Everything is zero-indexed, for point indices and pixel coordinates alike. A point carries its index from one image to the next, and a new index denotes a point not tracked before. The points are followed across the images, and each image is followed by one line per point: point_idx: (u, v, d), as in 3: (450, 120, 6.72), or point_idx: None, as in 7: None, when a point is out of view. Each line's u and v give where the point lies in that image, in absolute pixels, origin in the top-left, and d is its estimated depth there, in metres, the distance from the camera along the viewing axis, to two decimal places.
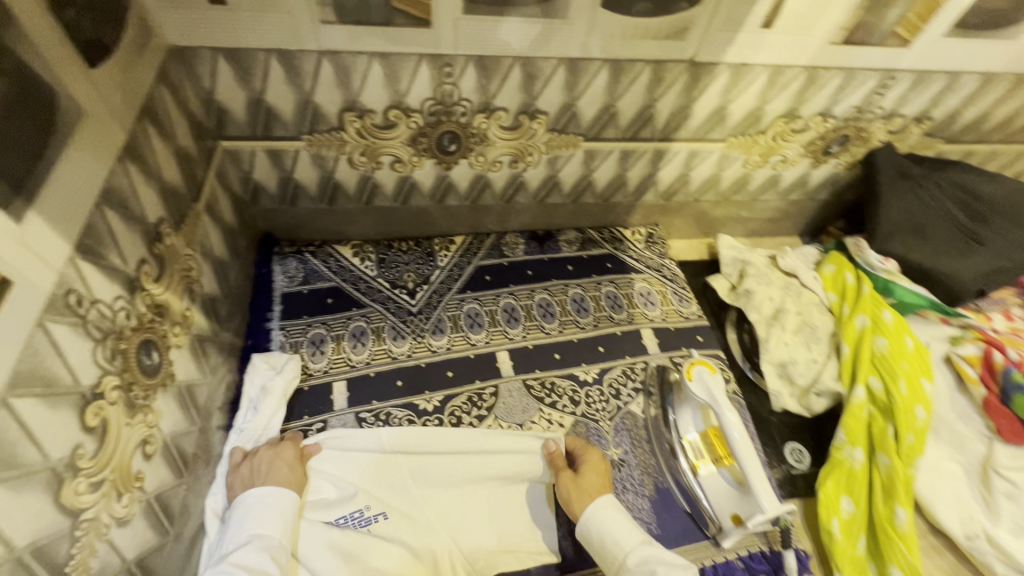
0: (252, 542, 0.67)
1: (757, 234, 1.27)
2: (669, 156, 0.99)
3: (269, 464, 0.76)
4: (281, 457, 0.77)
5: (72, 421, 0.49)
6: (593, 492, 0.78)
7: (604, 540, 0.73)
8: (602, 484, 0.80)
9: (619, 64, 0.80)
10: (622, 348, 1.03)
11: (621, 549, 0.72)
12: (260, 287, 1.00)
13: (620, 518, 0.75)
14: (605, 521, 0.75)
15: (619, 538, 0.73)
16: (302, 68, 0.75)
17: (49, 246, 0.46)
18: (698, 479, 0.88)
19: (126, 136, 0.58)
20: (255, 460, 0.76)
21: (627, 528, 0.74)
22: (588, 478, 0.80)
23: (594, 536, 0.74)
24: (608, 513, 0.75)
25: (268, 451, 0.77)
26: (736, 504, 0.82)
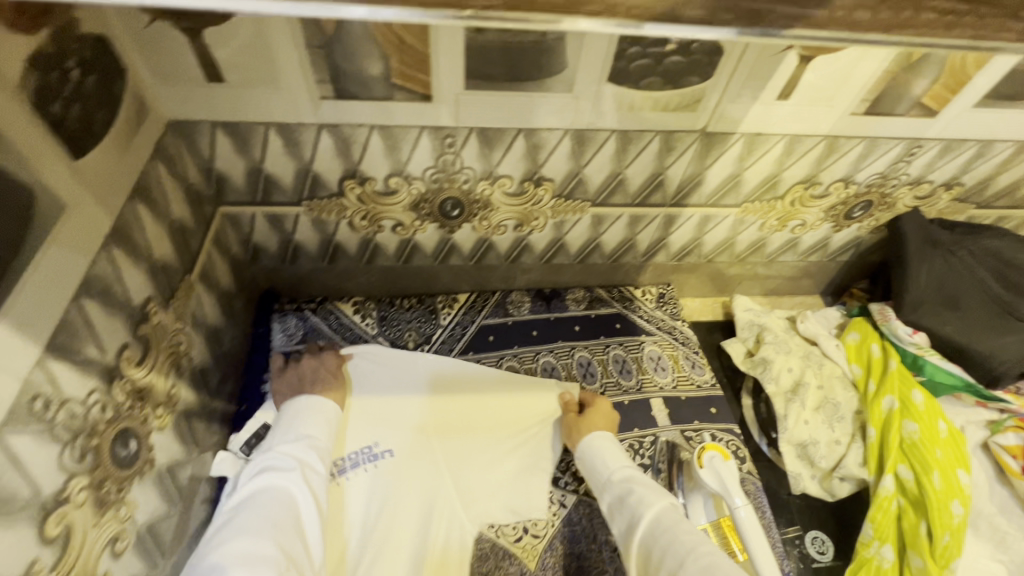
0: (301, 439, 0.75)
1: (776, 293, 1.21)
2: (680, 220, 0.96)
3: (316, 375, 0.85)
4: (327, 366, 0.88)
5: (29, 536, 0.46)
6: (592, 424, 0.85)
7: (596, 463, 0.78)
8: (604, 423, 0.86)
9: (628, 134, 0.78)
10: (629, 419, 0.97)
11: (606, 470, 0.76)
12: (258, 346, 0.98)
13: (614, 444, 0.81)
14: (600, 446, 0.80)
15: (609, 461, 0.77)
16: (302, 140, 0.74)
17: (14, 354, 0.44)
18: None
19: (112, 221, 0.57)
20: (303, 372, 0.85)
21: (620, 456, 0.78)
22: (592, 416, 0.87)
23: (589, 462, 0.80)
24: (602, 441, 0.81)
25: (311, 364, 0.87)
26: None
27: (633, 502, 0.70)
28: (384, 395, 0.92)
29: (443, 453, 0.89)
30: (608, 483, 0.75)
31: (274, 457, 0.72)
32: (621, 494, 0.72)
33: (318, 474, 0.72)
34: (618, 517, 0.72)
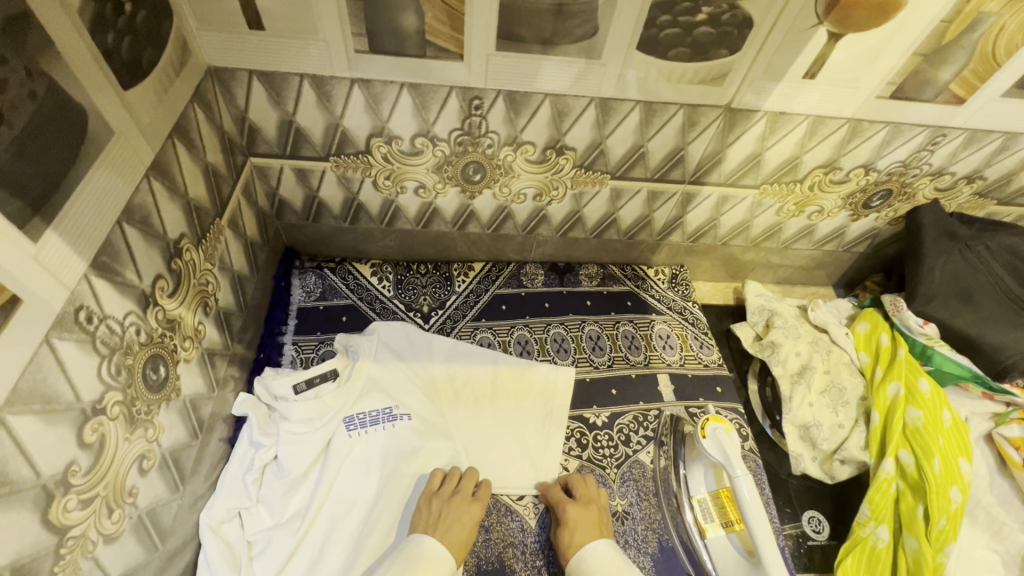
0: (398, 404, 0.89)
1: (787, 282, 1.22)
2: (698, 200, 0.97)
3: (454, 515, 0.78)
4: (467, 511, 0.79)
5: (69, 437, 0.49)
6: (582, 537, 0.76)
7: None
8: (587, 528, 0.78)
9: (652, 106, 0.79)
10: (635, 393, 0.99)
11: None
12: (278, 300, 1.01)
13: (603, 557, 0.74)
14: (590, 561, 0.73)
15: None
16: (333, 94, 0.76)
17: (65, 264, 0.47)
18: (704, 542, 0.85)
19: (153, 154, 0.60)
20: (448, 504, 0.78)
21: (616, 572, 0.72)
22: (567, 532, 0.77)
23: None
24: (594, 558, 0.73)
25: (457, 504, 0.79)
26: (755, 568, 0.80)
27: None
28: (406, 356, 0.96)
29: (456, 418, 0.92)
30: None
31: (372, 412, 0.88)
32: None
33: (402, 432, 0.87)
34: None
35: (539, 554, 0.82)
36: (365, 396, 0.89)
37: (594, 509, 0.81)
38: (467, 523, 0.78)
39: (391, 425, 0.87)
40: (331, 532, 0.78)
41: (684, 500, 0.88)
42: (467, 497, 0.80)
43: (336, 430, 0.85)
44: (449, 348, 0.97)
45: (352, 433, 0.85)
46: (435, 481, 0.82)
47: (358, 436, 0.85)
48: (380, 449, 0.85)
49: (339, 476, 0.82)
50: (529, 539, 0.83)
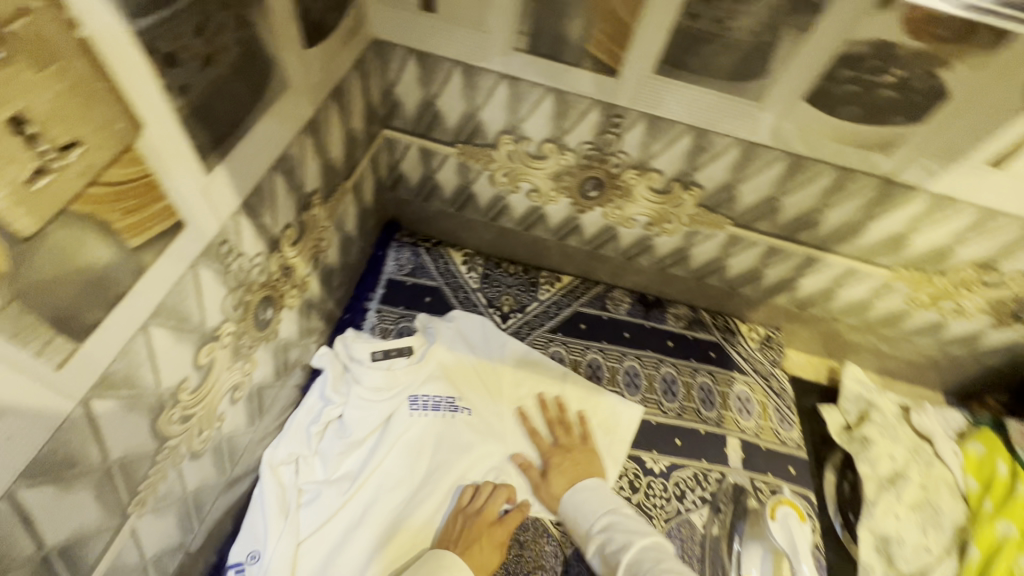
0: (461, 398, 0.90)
1: (891, 374, 1.10)
2: (820, 267, 0.90)
3: (473, 536, 0.76)
4: (487, 534, 0.76)
5: (188, 356, 0.52)
6: (574, 478, 0.83)
7: (578, 513, 0.78)
8: (574, 469, 0.84)
9: (801, 161, 0.73)
10: (700, 449, 0.94)
11: (587, 519, 0.77)
12: (372, 267, 1.05)
13: (592, 492, 0.81)
14: (580, 500, 0.79)
15: (596, 505, 0.78)
16: (479, 84, 0.77)
17: (224, 199, 0.50)
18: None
19: (311, 112, 0.63)
20: (470, 523, 0.77)
21: (607, 501, 0.79)
22: (557, 478, 0.84)
23: (572, 514, 0.79)
24: (585, 496, 0.80)
25: (478, 526, 0.77)
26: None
27: (618, 552, 0.71)
28: (477, 351, 0.97)
29: (514, 424, 0.91)
30: (594, 528, 0.76)
31: (435, 398, 0.89)
32: (603, 542, 0.73)
33: (458, 426, 0.88)
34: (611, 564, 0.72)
35: None
36: (433, 380, 0.91)
37: (575, 451, 0.87)
38: (491, 547, 0.75)
39: (450, 416, 0.88)
40: (375, 502, 0.80)
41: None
42: (487, 521, 0.78)
43: (400, 406, 0.87)
44: (519, 355, 0.98)
45: (413, 413, 0.87)
46: (465, 496, 0.81)
47: (418, 418, 0.87)
48: (435, 436, 0.86)
49: (392, 451, 0.84)
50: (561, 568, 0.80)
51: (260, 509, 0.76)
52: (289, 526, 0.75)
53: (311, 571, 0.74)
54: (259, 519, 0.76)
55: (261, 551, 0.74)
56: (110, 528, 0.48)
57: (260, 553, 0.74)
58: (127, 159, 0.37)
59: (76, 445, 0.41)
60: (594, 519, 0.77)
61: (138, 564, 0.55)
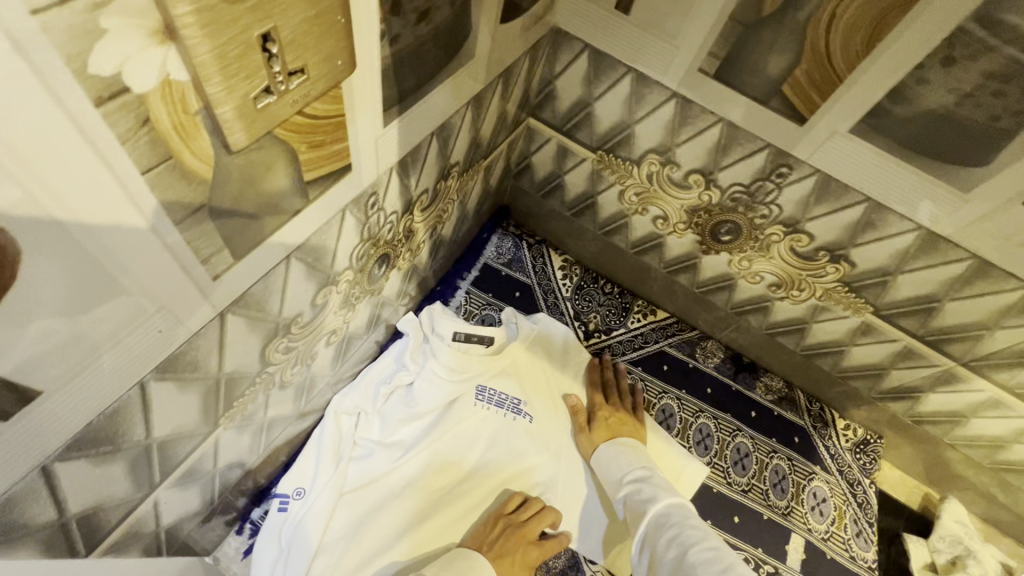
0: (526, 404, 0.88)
1: (996, 526, 0.95)
2: (959, 386, 0.79)
3: (509, 548, 0.73)
4: (523, 551, 0.74)
5: (309, 293, 0.53)
6: (613, 433, 0.83)
7: (609, 466, 0.79)
8: (618, 429, 0.84)
9: (987, 268, 0.64)
10: (758, 535, 0.86)
11: (618, 471, 0.77)
12: (473, 247, 1.05)
13: (631, 448, 0.80)
14: (616, 454, 0.80)
15: (630, 460, 0.78)
16: (646, 97, 0.73)
17: (387, 152, 0.50)
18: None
19: (481, 87, 0.62)
20: (511, 533, 0.74)
21: (642, 458, 0.78)
22: (598, 429, 0.84)
23: (604, 467, 0.79)
24: (624, 451, 0.80)
25: (517, 539, 0.74)
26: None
27: (645, 502, 0.71)
28: (554, 361, 0.94)
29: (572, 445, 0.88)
30: (624, 479, 0.76)
31: (502, 395, 0.87)
32: (631, 493, 0.73)
33: (517, 430, 0.86)
34: (634, 513, 0.71)
35: None
36: (503, 377, 0.89)
37: (624, 413, 0.87)
38: (521, 565, 0.74)
39: (512, 418, 0.86)
40: (420, 476, 0.79)
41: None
42: (527, 539, 0.75)
43: (466, 393, 0.86)
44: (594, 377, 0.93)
45: (477, 403, 0.85)
46: (510, 503, 0.79)
47: (481, 410, 0.85)
48: (492, 433, 0.85)
49: (448, 434, 0.83)
50: None
51: (315, 450, 0.78)
52: (337, 475, 0.75)
53: (346, 525, 0.75)
54: (312, 460, 0.77)
55: (306, 490, 0.75)
56: (201, 433, 0.49)
57: (306, 491, 0.75)
58: (331, 96, 0.37)
59: (203, 353, 0.42)
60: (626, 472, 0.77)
61: (210, 470, 0.56)
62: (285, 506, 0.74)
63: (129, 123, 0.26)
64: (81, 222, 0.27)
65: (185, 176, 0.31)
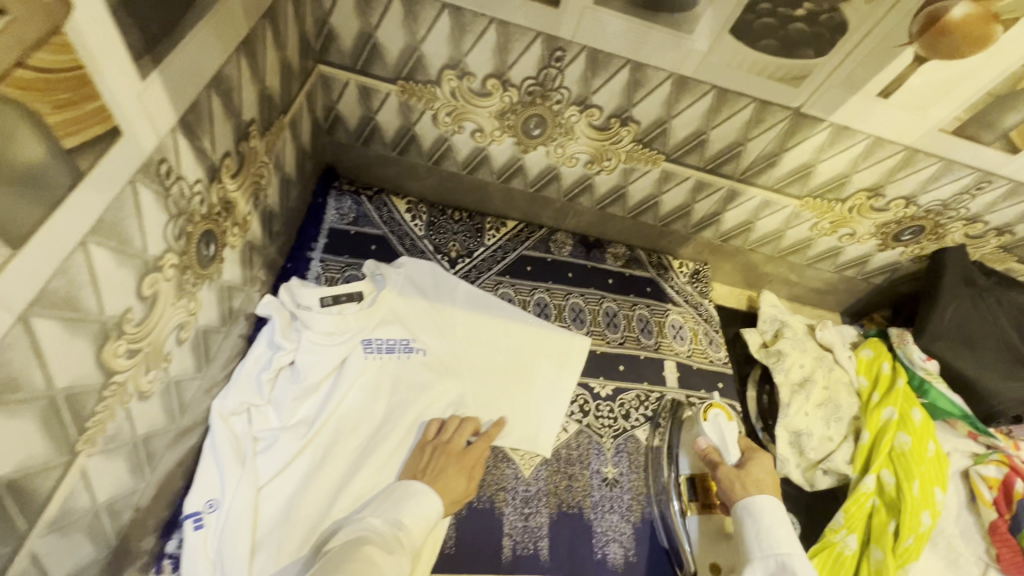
0: (414, 341, 0.91)
1: (798, 299, 1.23)
2: (741, 199, 0.99)
3: (441, 467, 0.79)
4: (454, 464, 0.80)
5: (131, 284, 0.49)
6: (757, 484, 0.83)
7: (760, 530, 0.78)
8: (767, 480, 0.84)
9: (726, 94, 0.79)
10: (642, 373, 1.02)
11: (782, 543, 0.76)
12: (312, 216, 1.01)
13: (778, 511, 0.80)
14: (772, 517, 0.79)
15: (779, 533, 0.77)
16: (421, 15, 0.75)
17: (160, 111, 0.47)
18: (683, 518, 0.88)
19: (246, 31, 0.59)
20: (438, 455, 0.80)
21: (787, 528, 0.79)
22: (753, 473, 0.85)
23: (751, 527, 0.79)
24: (772, 511, 0.79)
25: (446, 457, 0.80)
26: (714, 552, 0.86)
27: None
28: (428, 295, 0.97)
29: (468, 361, 0.93)
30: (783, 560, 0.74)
31: (389, 342, 0.89)
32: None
33: (412, 367, 0.89)
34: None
35: (529, 502, 0.85)
36: (384, 325, 0.91)
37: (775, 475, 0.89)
38: (457, 475, 0.79)
39: (405, 358, 0.90)
40: (333, 441, 0.80)
41: (670, 479, 0.92)
42: (456, 453, 0.81)
43: (353, 351, 0.86)
44: (467, 296, 0.98)
45: (367, 357, 0.87)
46: (430, 431, 0.83)
47: (373, 361, 0.87)
48: (390, 378, 0.88)
49: (349, 394, 0.84)
50: (521, 487, 0.86)
51: (214, 459, 0.74)
52: (247, 472, 0.73)
53: (276, 512, 0.74)
54: (214, 468, 0.74)
55: (220, 500, 0.72)
56: (58, 466, 0.45)
57: (220, 501, 0.72)
58: (55, 45, 0.34)
59: (20, 366, 0.38)
60: (779, 552, 0.76)
61: (90, 509, 0.52)
62: (201, 522, 0.70)
63: None
64: None
65: None
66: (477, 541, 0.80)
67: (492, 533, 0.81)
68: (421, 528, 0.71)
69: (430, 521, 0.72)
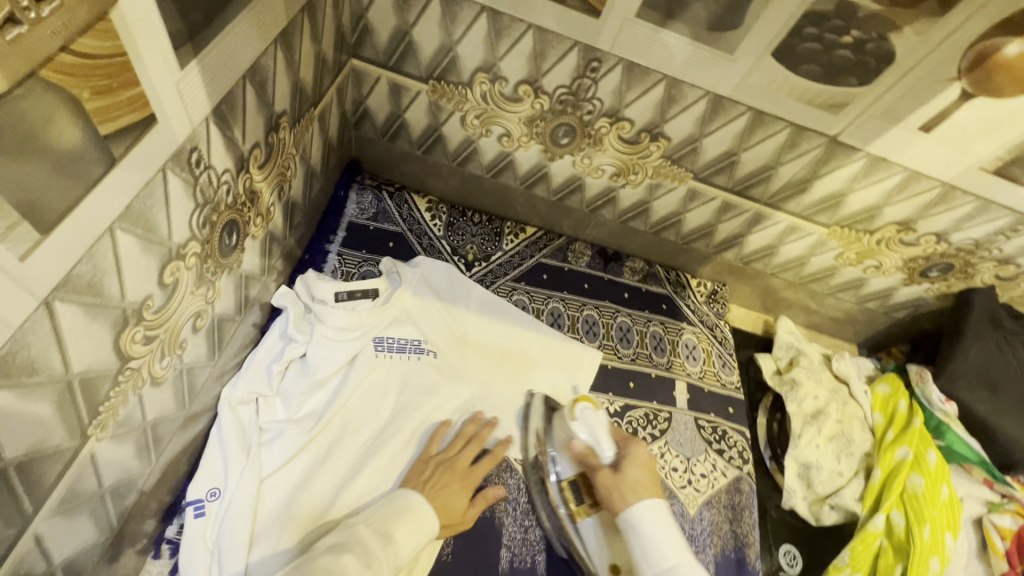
0: (426, 342, 0.91)
1: (815, 327, 1.21)
2: (767, 223, 0.97)
3: (443, 482, 0.78)
4: (457, 484, 0.79)
5: (153, 272, 0.49)
6: (632, 491, 0.77)
7: (644, 545, 0.72)
8: (643, 481, 0.79)
9: (762, 116, 0.78)
10: (652, 391, 1.01)
11: (666, 556, 0.71)
12: (333, 208, 1.01)
13: (657, 517, 0.74)
14: (651, 529, 0.73)
15: (661, 547, 0.71)
16: (459, 16, 0.74)
17: (195, 100, 0.46)
18: (576, 524, 0.84)
19: (285, 23, 0.59)
20: (441, 471, 0.79)
21: (671, 534, 0.73)
22: (630, 475, 0.79)
23: (638, 544, 0.73)
24: (649, 518, 0.73)
25: (447, 475, 0.79)
26: (614, 553, 0.81)
27: None
28: (443, 297, 0.96)
29: (478, 366, 0.92)
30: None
31: (400, 341, 0.89)
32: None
33: (422, 369, 0.89)
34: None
35: (530, 514, 0.84)
36: (397, 324, 0.90)
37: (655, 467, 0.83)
38: (458, 492, 0.79)
39: (416, 359, 0.89)
40: (339, 438, 0.79)
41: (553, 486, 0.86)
42: (460, 471, 0.80)
43: (365, 348, 0.86)
44: (481, 300, 0.97)
45: (377, 355, 0.86)
46: (432, 446, 0.82)
47: (383, 360, 0.87)
48: (399, 378, 0.87)
49: (357, 391, 0.84)
50: (523, 499, 0.85)
51: (219, 446, 0.74)
52: (250, 464, 0.73)
53: (275, 507, 0.73)
54: (219, 457, 0.74)
55: (222, 489, 0.72)
56: (68, 450, 0.45)
57: (221, 490, 0.72)
58: (99, 30, 0.34)
59: (40, 350, 0.38)
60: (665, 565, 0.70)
61: (95, 493, 0.51)
62: (202, 510, 0.70)
63: None
64: None
65: None
66: (475, 551, 0.79)
67: (491, 543, 0.81)
68: (412, 545, 0.70)
69: (423, 538, 0.72)
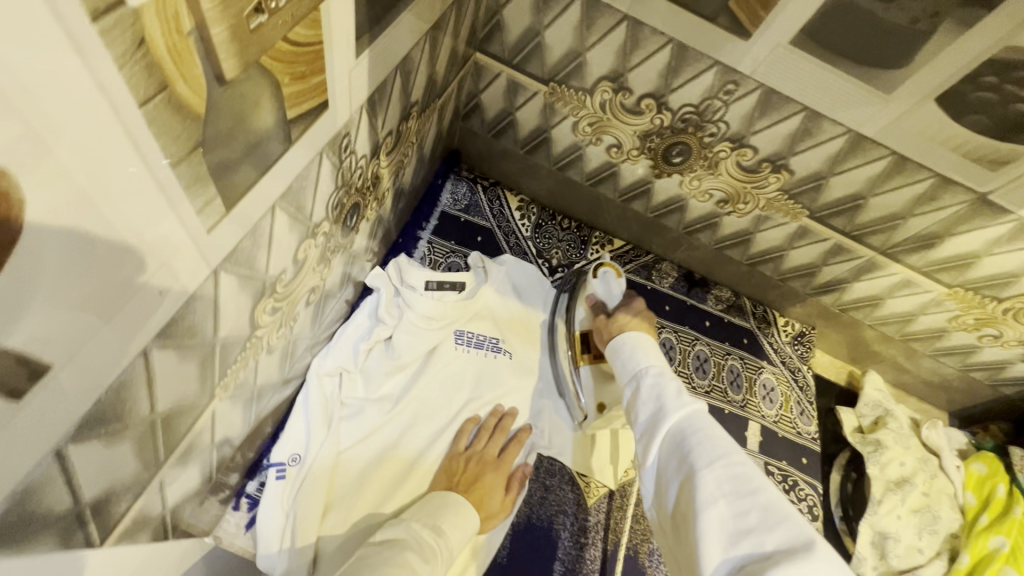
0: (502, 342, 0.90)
1: (904, 389, 1.13)
2: (879, 273, 0.91)
3: (476, 475, 0.77)
4: (492, 478, 0.78)
5: (291, 248, 0.50)
6: (621, 329, 0.74)
7: (622, 358, 0.68)
8: (635, 324, 0.75)
9: (905, 162, 0.72)
10: (723, 427, 0.97)
11: (640, 364, 0.66)
12: (428, 196, 1.03)
13: (637, 341, 0.69)
14: (627, 349, 0.69)
15: (635, 357, 0.67)
16: (597, 22, 0.73)
17: (358, 89, 0.47)
18: (576, 370, 0.84)
19: (437, 17, 0.59)
20: (474, 464, 0.78)
21: (650, 351, 0.67)
22: (622, 319, 0.76)
23: (619, 358, 0.70)
24: (630, 339, 0.69)
25: (479, 466, 0.78)
26: (601, 385, 0.84)
27: (646, 399, 0.62)
28: (523, 297, 0.95)
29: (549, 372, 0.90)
30: (637, 375, 0.65)
31: (477, 337, 0.88)
32: (642, 391, 0.63)
33: (495, 368, 0.88)
34: (640, 407, 0.62)
35: (586, 531, 0.85)
36: (477, 320, 0.90)
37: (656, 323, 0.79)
38: (493, 485, 0.77)
39: (492, 357, 0.88)
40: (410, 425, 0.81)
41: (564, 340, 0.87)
42: (490, 460, 0.79)
43: (445, 339, 0.86)
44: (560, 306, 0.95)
45: (456, 347, 0.86)
46: (462, 439, 0.81)
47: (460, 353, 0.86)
48: (473, 374, 0.87)
49: (431, 381, 0.84)
50: (579, 515, 0.86)
51: (303, 415, 0.77)
52: (331, 436, 0.75)
53: (348, 479, 0.75)
54: (302, 424, 0.76)
55: (302, 455, 0.75)
56: (199, 404, 0.47)
57: (302, 456, 0.75)
58: (311, 20, 0.35)
59: (199, 316, 0.39)
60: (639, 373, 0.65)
61: (207, 445, 0.54)
62: (283, 473, 0.74)
63: (125, 44, 0.23)
64: (84, 170, 0.24)
65: (181, 114, 0.28)
66: (531, 557, 0.81)
67: (548, 553, 0.82)
68: (458, 537, 0.69)
69: (467, 534, 0.70)
